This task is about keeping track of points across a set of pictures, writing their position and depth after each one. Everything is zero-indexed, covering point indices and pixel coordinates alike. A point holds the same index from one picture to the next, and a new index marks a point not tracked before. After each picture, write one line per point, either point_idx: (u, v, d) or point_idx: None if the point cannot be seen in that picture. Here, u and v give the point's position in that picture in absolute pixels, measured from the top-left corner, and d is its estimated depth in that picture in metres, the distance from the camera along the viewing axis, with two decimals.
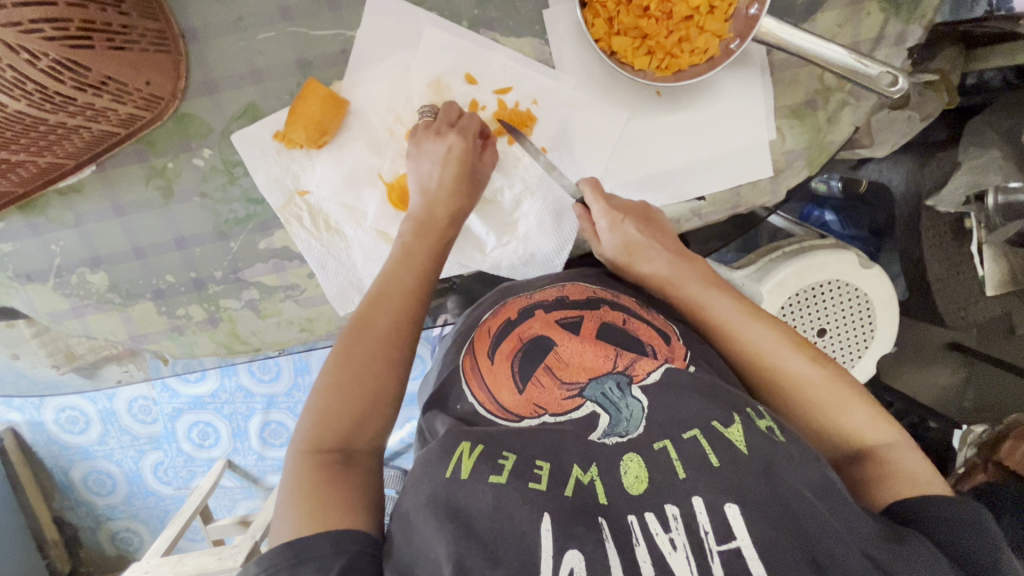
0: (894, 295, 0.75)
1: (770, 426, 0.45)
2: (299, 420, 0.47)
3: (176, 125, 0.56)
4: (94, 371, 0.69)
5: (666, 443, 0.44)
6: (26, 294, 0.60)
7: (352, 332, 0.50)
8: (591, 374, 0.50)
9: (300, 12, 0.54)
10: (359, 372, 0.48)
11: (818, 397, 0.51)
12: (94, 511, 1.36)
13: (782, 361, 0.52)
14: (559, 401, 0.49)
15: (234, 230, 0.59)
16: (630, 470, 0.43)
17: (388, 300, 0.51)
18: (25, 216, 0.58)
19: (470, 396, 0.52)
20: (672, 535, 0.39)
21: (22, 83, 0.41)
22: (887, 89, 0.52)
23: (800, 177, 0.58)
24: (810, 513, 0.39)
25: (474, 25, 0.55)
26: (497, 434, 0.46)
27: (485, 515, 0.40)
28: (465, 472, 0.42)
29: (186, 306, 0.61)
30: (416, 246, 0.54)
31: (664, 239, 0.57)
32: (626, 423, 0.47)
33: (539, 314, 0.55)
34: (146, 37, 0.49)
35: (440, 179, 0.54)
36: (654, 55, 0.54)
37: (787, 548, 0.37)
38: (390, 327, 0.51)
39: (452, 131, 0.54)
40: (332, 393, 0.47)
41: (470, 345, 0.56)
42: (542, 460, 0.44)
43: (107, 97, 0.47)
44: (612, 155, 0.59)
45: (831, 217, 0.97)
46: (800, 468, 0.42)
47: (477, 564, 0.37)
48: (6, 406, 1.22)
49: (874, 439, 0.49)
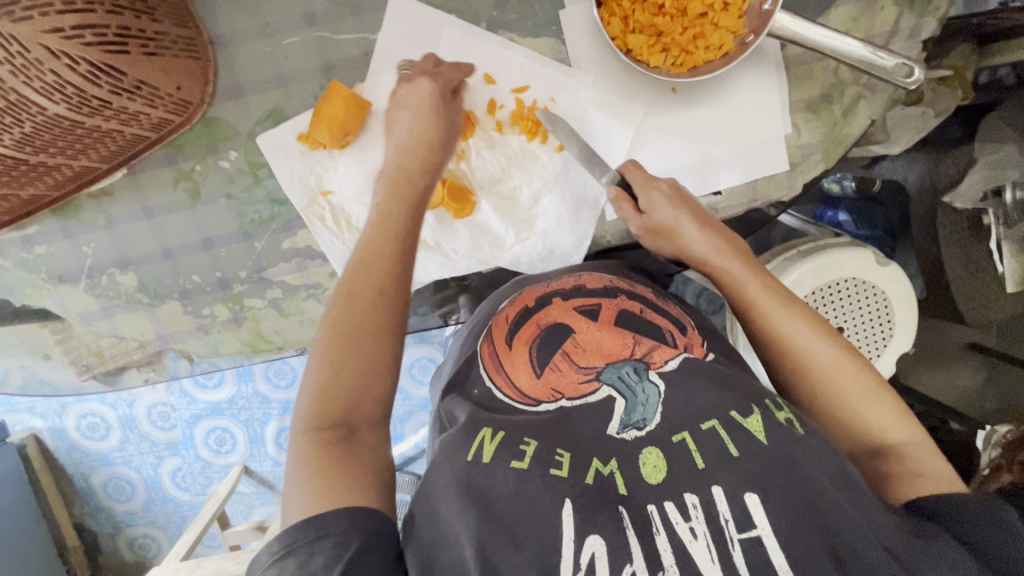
0: (913, 293, 0.75)
1: (789, 418, 0.45)
2: (296, 402, 0.44)
3: (203, 129, 0.57)
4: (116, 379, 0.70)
5: (685, 435, 0.45)
6: (58, 295, 0.62)
7: (337, 299, 0.47)
8: (607, 359, 0.52)
9: (324, 17, 0.56)
10: (351, 337, 0.45)
11: (846, 389, 0.50)
12: (114, 517, 1.37)
13: (810, 348, 0.51)
14: (576, 384, 0.51)
15: (258, 231, 0.60)
16: (648, 461, 0.44)
17: (369, 258, 0.49)
18: (59, 218, 0.60)
19: (487, 380, 0.53)
20: (692, 524, 0.39)
21: (61, 87, 0.43)
22: (903, 80, 0.52)
23: (817, 170, 0.58)
24: (831, 507, 0.39)
25: (492, 26, 0.57)
26: (515, 421, 0.47)
27: (506, 498, 0.41)
28: (487, 456, 0.44)
29: (211, 305, 0.63)
30: (394, 201, 0.53)
31: (712, 228, 0.56)
32: (643, 409, 0.48)
33: (557, 302, 0.57)
34: (178, 44, 0.51)
35: (416, 130, 0.54)
36: (669, 52, 0.55)
37: (811, 540, 0.37)
38: (372, 285, 0.48)
39: (430, 82, 0.55)
40: (326, 365, 0.44)
41: (487, 332, 0.57)
42: (562, 448, 0.45)
43: (141, 101, 0.49)
44: (630, 150, 0.59)
45: (845, 217, 0.94)
46: (819, 456, 0.42)
47: (498, 547, 0.39)
48: (30, 412, 1.25)
49: (900, 439, 0.48)
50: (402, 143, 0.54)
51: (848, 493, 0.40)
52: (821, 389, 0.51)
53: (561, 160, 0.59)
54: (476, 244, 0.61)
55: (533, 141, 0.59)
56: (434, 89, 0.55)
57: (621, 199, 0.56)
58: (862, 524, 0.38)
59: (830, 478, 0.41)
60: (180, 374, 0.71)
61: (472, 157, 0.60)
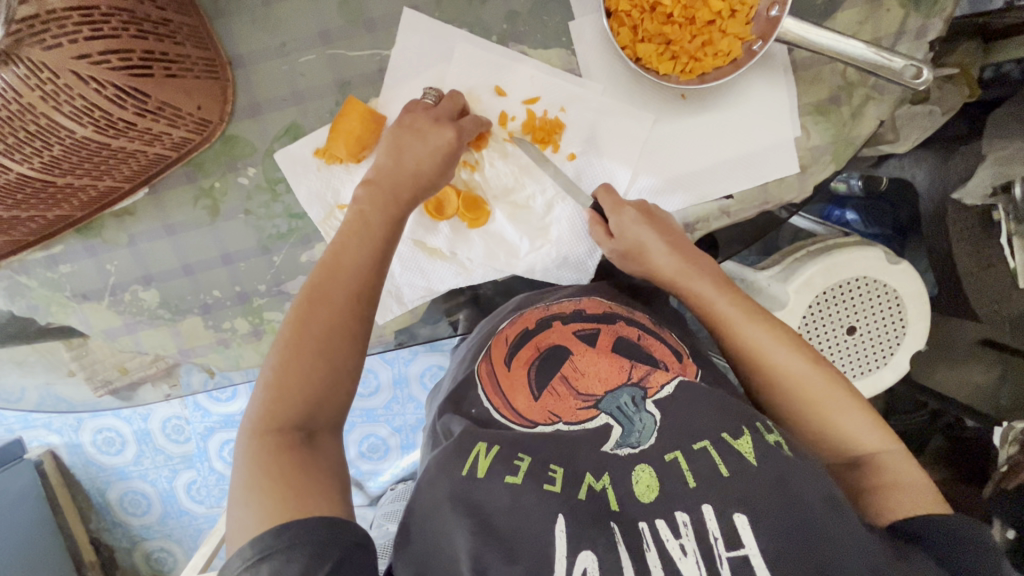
0: (924, 289, 0.75)
1: (778, 440, 0.49)
2: (250, 399, 0.45)
3: (222, 147, 0.59)
4: (131, 395, 0.69)
5: (677, 454, 0.49)
6: (83, 312, 0.63)
7: (306, 303, 0.48)
8: (606, 386, 0.55)
9: (339, 35, 0.57)
10: (319, 344, 0.46)
11: (821, 399, 0.53)
12: (130, 531, 1.38)
13: (782, 361, 0.55)
14: (574, 410, 0.54)
15: (277, 245, 0.61)
16: (641, 479, 0.48)
17: (340, 269, 0.50)
18: (83, 238, 0.61)
19: (485, 401, 0.55)
20: (682, 541, 0.44)
21: (89, 111, 0.45)
22: (911, 81, 0.53)
23: (827, 172, 0.59)
24: (816, 530, 0.43)
25: (503, 39, 0.58)
26: (512, 436, 0.51)
27: (504, 513, 0.46)
28: (482, 471, 0.48)
29: (231, 319, 0.64)
30: (376, 218, 0.52)
31: (680, 245, 0.58)
32: (639, 434, 0.52)
33: (556, 325, 0.59)
34: (198, 65, 0.52)
35: (423, 162, 0.54)
36: (678, 60, 0.56)
37: (791, 559, 0.42)
38: (345, 295, 0.49)
39: (450, 125, 0.55)
40: (287, 369, 0.45)
41: (487, 351, 0.58)
42: (556, 464, 0.49)
43: (164, 121, 0.51)
44: (640, 156, 0.60)
45: (853, 216, 0.96)
46: (810, 476, 0.46)
47: (494, 559, 0.43)
48: (46, 429, 1.26)
49: (870, 446, 0.53)
50: (397, 168, 0.54)
51: (833, 512, 0.44)
52: (795, 398, 0.54)
53: (574, 167, 0.60)
54: (491, 252, 0.62)
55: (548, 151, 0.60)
56: (455, 135, 0.54)
57: (593, 222, 0.59)
58: (847, 546, 0.43)
59: (818, 497, 0.45)
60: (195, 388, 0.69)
61: (487, 167, 0.61)
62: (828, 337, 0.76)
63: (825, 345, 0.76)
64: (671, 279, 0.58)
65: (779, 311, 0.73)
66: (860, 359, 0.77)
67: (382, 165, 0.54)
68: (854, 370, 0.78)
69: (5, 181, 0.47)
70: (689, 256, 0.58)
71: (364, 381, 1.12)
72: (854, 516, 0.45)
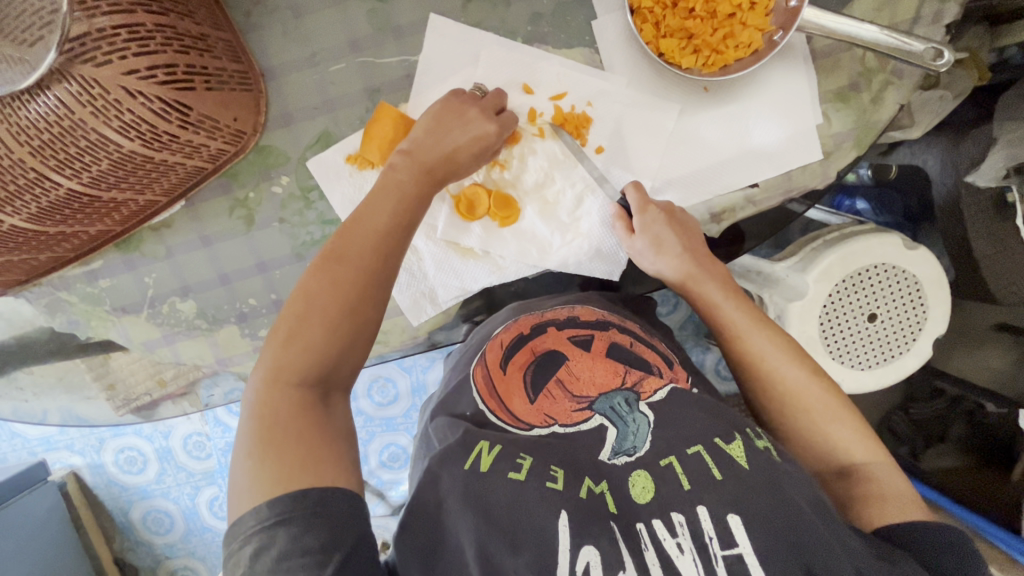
0: (943, 275, 0.75)
1: (768, 446, 0.51)
2: (267, 347, 0.46)
3: (257, 157, 0.60)
4: (153, 412, 0.71)
5: (672, 459, 0.50)
6: (123, 326, 0.64)
7: (330, 259, 0.48)
8: (600, 390, 0.56)
9: (367, 43, 0.58)
10: (343, 304, 0.46)
11: (814, 410, 0.56)
12: (153, 551, 1.38)
13: (781, 370, 0.57)
14: (569, 412, 0.55)
15: (311, 252, 0.62)
16: (637, 483, 0.49)
17: (364, 227, 0.49)
18: (121, 253, 0.62)
19: (481, 404, 0.56)
20: (679, 540, 0.45)
21: (137, 124, 0.46)
22: (933, 62, 0.54)
23: (850, 157, 0.60)
24: (811, 531, 0.44)
25: (528, 40, 0.59)
26: (511, 437, 0.52)
27: (505, 506, 0.46)
28: (485, 465, 0.48)
29: (267, 327, 0.64)
30: (409, 185, 0.52)
31: (693, 247, 0.59)
32: (634, 437, 0.53)
33: (552, 330, 0.61)
34: (233, 77, 0.53)
35: (461, 147, 0.55)
36: (700, 54, 0.57)
37: (785, 555, 0.43)
38: (371, 256, 0.48)
39: (493, 119, 0.56)
40: (308, 322, 0.46)
41: (481, 356, 0.60)
42: (557, 466, 0.50)
43: (203, 134, 0.52)
44: (665, 148, 0.61)
45: (864, 204, 0.98)
46: (798, 480, 0.47)
47: (499, 551, 0.44)
48: (69, 449, 1.27)
49: (862, 457, 0.54)
50: (434, 146, 0.54)
51: (823, 515, 0.45)
52: (790, 406, 0.57)
53: (602, 161, 0.62)
54: (523, 250, 0.63)
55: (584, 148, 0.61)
56: (496, 129, 0.56)
57: (618, 217, 0.60)
58: (837, 548, 0.43)
59: (807, 500, 0.46)
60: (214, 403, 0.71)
61: (515, 163, 0.62)
62: (850, 326, 0.75)
63: (849, 334, 0.75)
64: (679, 280, 0.60)
65: (798, 302, 0.73)
66: (881, 348, 0.76)
67: (420, 137, 0.54)
68: (879, 358, 0.77)
69: (56, 198, 0.48)
70: (700, 253, 0.59)
71: (382, 390, 1.12)
72: (845, 523, 0.46)
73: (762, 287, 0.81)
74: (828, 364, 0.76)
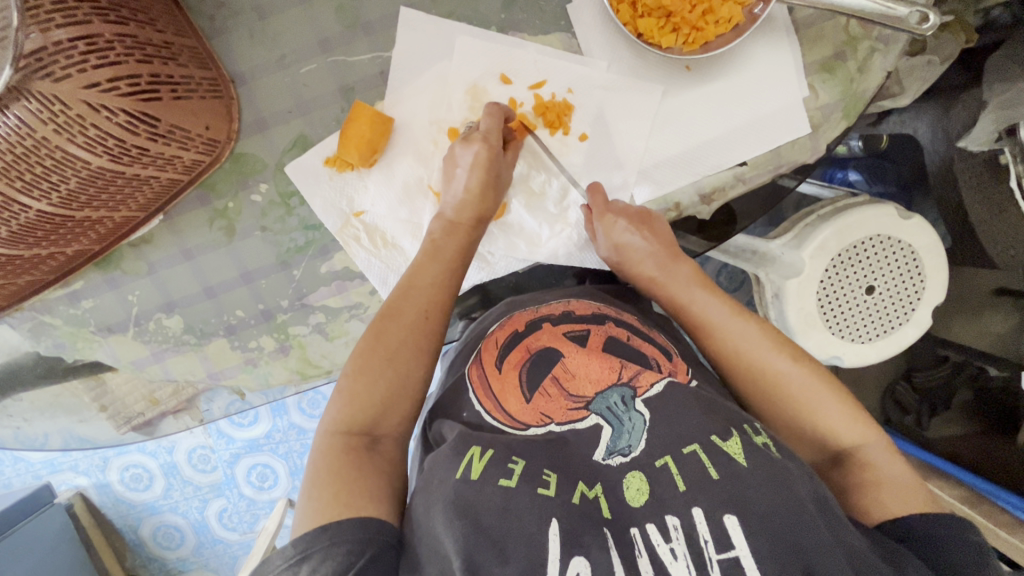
0: (939, 243, 0.74)
1: (766, 441, 0.50)
2: (329, 403, 0.52)
3: (233, 166, 0.58)
4: (152, 427, 0.70)
5: (667, 459, 0.48)
6: (110, 345, 0.64)
7: (381, 320, 0.54)
8: (597, 386, 0.55)
9: (338, 42, 0.57)
10: (388, 355, 0.53)
11: (804, 397, 0.55)
12: (165, 565, 1.38)
13: (764, 359, 0.56)
14: (565, 409, 0.54)
15: (296, 258, 0.61)
16: (632, 484, 0.48)
17: (417, 292, 0.55)
18: (103, 271, 0.61)
19: (476, 404, 0.57)
20: (672, 545, 0.43)
21: (104, 139, 0.44)
22: (918, 26, 0.52)
23: (839, 129, 0.58)
24: (809, 526, 0.43)
25: (504, 28, 0.58)
26: (503, 440, 0.51)
27: (494, 513, 0.45)
28: (476, 473, 0.47)
29: (258, 337, 0.63)
30: (449, 243, 0.58)
31: (665, 246, 0.59)
32: (629, 435, 0.51)
33: (546, 327, 0.61)
34: (202, 85, 0.52)
35: (471, 187, 0.57)
36: (680, 31, 0.55)
37: (786, 560, 0.41)
38: (416, 315, 0.55)
39: (479, 141, 0.56)
40: (359, 378, 0.52)
41: (477, 356, 0.60)
42: (549, 469, 0.48)
43: (175, 145, 0.50)
44: (652, 131, 0.60)
45: (857, 177, 0.95)
46: (800, 476, 0.46)
47: (487, 560, 0.42)
48: (73, 471, 1.26)
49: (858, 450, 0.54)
50: (449, 195, 0.58)
51: (824, 514, 0.44)
52: (773, 393, 0.56)
53: (586, 149, 0.60)
54: (512, 245, 0.63)
55: (571, 135, 0.60)
56: (484, 150, 0.56)
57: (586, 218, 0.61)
58: (836, 550, 0.42)
59: (813, 500, 0.45)
60: (216, 415, 0.71)
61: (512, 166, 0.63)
62: (850, 300, 0.74)
63: (846, 308, 0.74)
64: (650, 287, 0.62)
65: (796, 279, 0.72)
66: (881, 321, 0.75)
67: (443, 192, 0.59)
68: (879, 330, 0.76)
69: (26, 220, 0.47)
70: (671, 255, 0.59)
71: None
72: (849, 522, 0.45)
73: (757, 267, 0.78)
74: (828, 339, 0.75)
